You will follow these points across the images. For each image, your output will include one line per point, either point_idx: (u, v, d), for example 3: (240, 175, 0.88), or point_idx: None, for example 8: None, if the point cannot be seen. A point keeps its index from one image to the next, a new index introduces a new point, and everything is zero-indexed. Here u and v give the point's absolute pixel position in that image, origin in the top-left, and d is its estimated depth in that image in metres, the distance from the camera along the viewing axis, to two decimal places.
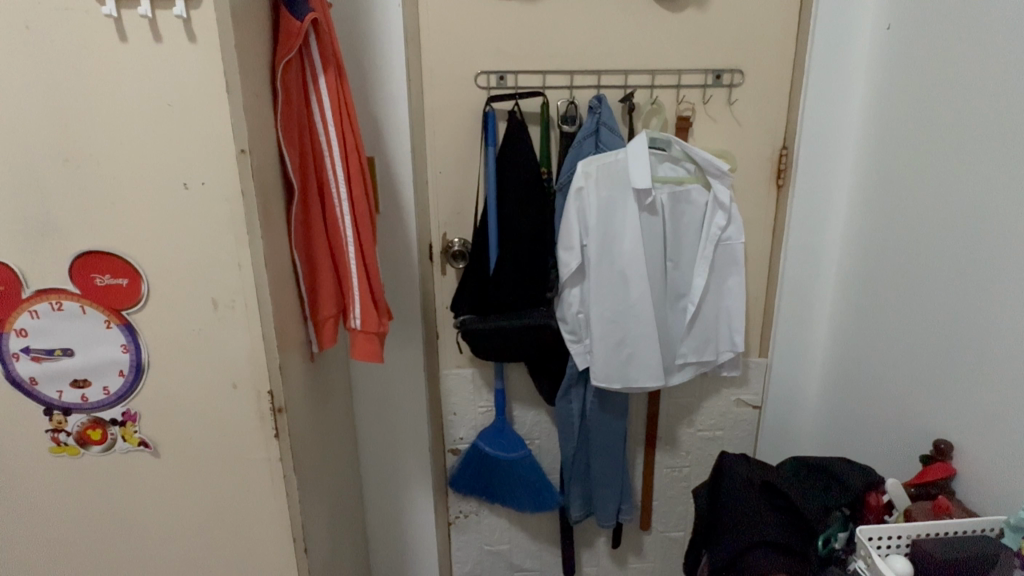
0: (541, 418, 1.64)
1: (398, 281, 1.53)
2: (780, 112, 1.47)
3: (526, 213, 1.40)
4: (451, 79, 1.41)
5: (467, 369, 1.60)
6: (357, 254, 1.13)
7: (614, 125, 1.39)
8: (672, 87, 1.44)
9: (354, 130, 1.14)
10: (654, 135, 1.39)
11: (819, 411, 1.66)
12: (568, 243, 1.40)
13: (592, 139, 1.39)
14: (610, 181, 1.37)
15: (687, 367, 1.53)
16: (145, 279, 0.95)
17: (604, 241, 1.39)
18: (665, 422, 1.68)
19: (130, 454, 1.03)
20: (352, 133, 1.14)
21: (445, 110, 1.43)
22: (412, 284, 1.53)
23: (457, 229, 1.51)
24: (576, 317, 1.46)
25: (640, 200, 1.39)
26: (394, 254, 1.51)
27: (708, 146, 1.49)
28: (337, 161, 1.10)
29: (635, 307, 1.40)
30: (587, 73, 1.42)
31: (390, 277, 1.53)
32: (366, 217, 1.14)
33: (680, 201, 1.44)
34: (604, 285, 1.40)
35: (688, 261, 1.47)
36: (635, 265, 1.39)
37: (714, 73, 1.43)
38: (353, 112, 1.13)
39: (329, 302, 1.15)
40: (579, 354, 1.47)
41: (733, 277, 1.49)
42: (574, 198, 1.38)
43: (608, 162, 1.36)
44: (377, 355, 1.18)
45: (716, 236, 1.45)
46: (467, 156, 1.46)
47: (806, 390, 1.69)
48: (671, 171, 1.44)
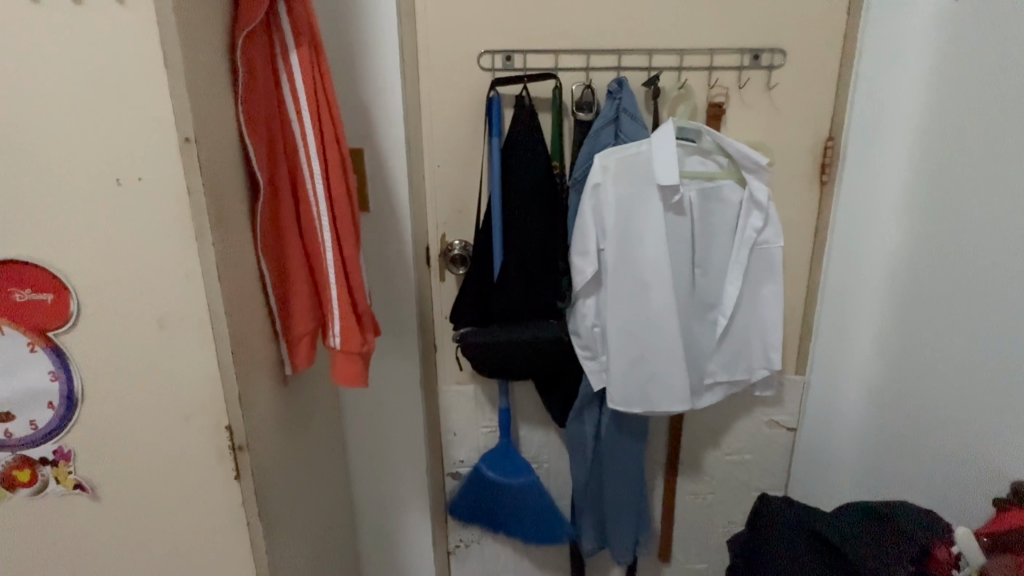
0: (551, 440, 1.47)
1: (391, 287, 1.36)
2: (826, 98, 1.28)
3: (533, 213, 1.23)
4: (451, 59, 1.24)
5: (469, 385, 1.44)
6: (337, 261, 0.97)
7: (636, 112, 1.21)
8: (704, 68, 1.25)
9: (333, 116, 0.97)
10: (681, 124, 1.22)
11: (856, 440, 1.44)
12: (583, 246, 1.21)
13: (611, 128, 1.21)
14: (631, 176, 1.19)
15: (716, 387, 1.36)
16: (74, 295, 0.79)
17: (624, 246, 1.21)
18: (689, 445, 1.52)
19: (67, 497, 0.88)
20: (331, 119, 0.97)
21: (445, 93, 1.26)
22: (407, 290, 1.37)
23: (458, 229, 1.35)
24: (592, 331, 1.27)
25: (665, 199, 1.22)
26: (386, 257, 1.34)
27: (744, 137, 1.30)
28: (313, 153, 0.94)
29: (657, 319, 1.23)
30: (606, 52, 1.23)
31: (382, 282, 1.36)
32: (348, 217, 0.98)
33: (710, 198, 1.27)
34: (622, 294, 1.23)
35: (719, 267, 1.30)
36: (658, 272, 1.22)
37: (752, 53, 1.24)
38: (333, 95, 0.97)
39: (305, 318, 0.98)
40: (594, 373, 1.29)
41: (768, 284, 1.31)
42: (590, 195, 1.19)
43: (628, 154, 1.19)
44: (361, 380, 1.02)
45: (752, 239, 1.27)
46: (469, 147, 1.29)
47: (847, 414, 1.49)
48: (700, 165, 1.28)
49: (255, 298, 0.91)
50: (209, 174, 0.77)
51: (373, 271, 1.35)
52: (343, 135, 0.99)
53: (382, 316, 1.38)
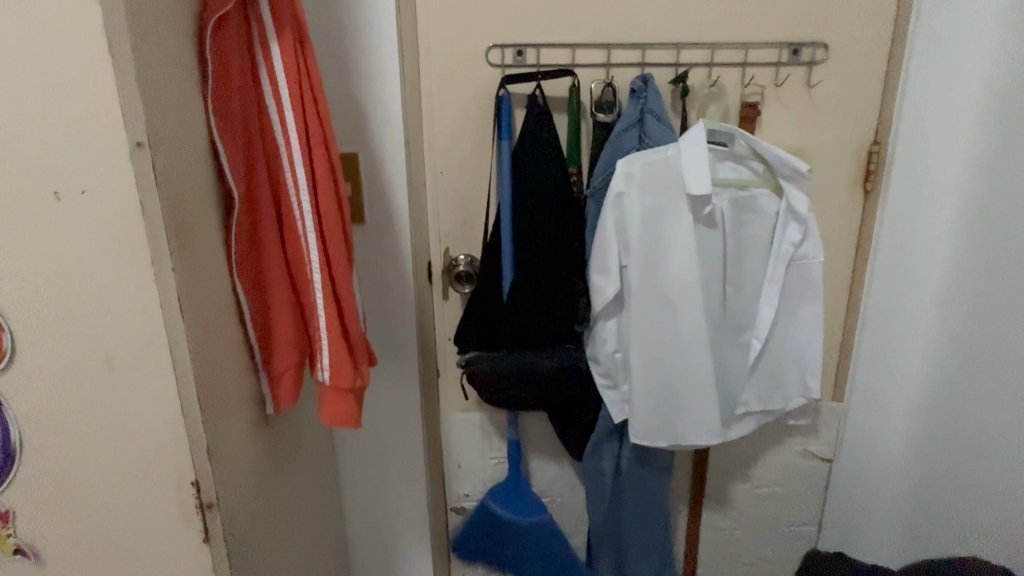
0: (564, 473, 1.34)
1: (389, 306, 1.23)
2: (873, 96, 1.15)
3: (548, 226, 1.10)
4: (457, 54, 1.11)
5: (475, 413, 1.30)
6: (324, 283, 0.84)
7: (663, 113, 1.08)
8: (738, 64, 1.12)
9: (321, 117, 0.85)
10: (712, 126, 1.09)
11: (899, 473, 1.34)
12: (604, 263, 1.08)
13: (636, 130, 1.08)
14: (657, 185, 1.07)
15: (749, 418, 1.23)
16: (7, 329, 0.66)
17: (649, 262, 1.08)
18: (715, 477, 1.39)
19: (9, 560, 0.75)
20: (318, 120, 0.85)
21: (450, 92, 1.13)
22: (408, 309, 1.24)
23: (463, 243, 1.22)
24: (613, 358, 1.14)
25: (695, 210, 1.09)
26: (384, 272, 1.21)
27: (781, 140, 1.18)
28: (297, 160, 0.81)
29: (686, 345, 1.11)
30: (630, 46, 1.11)
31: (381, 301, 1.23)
32: (338, 232, 0.85)
33: (743, 209, 1.14)
34: (647, 316, 1.10)
35: (753, 286, 1.17)
36: (687, 292, 1.09)
37: (791, 47, 1.12)
38: (321, 93, 0.84)
39: (289, 350, 0.85)
40: (615, 404, 1.16)
41: (807, 303, 1.18)
42: (612, 206, 1.07)
43: (655, 161, 1.06)
44: (353, 420, 0.89)
45: (789, 254, 1.15)
46: (476, 152, 1.16)
47: (888, 445, 1.35)
48: (732, 172, 1.15)
49: (228, 328, 0.78)
50: (171, 184, 0.65)
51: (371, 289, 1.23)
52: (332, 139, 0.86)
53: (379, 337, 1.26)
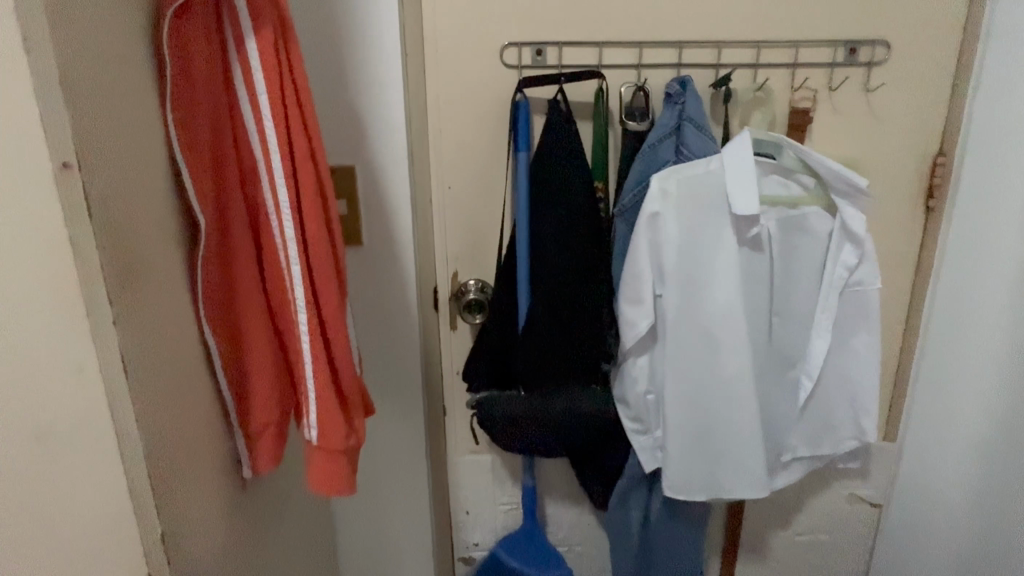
0: (584, 521, 1.20)
1: (389, 339, 1.06)
2: (939, 101, 1.01)
3: (572, 250, 0.96)
4: (468, 54, 0.98)
5: (485, 455, 1.17)
6: (312, 326, 0.71)
7: (703, 121, 0.95)
8: (787, 65, 0.98)
9: (309, 127, 0.71)
10: (759, 136, 0.96)
11: (959, 541, 1.10)
12: (636, 294, 0.94)
13: (672, 141, 0.94)
14: (697, 203, 0.93)
15: (796, 463, 1.10)
16: None
17: (687, 292, 0.95)
18: (751, 524, 1.25)
19: None
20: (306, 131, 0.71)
21: (460, 97, 1.00)
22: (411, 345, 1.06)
23: (473, 266, 1.08)
24: (645, 400, 1.00)
25: (739, 232, 0.96)
26: (384, 302, 1.04)
27: (835, 150, 1.03)
28: (279, 179, 0.68)
29: (728, 385, 0.97)
30: (665, 44, 0.97)
31: (378, 333, 1.05)
32: (329, 265, 0.71)
33: (792, 229, 1.01)
34: (684, 354, 0.96)
35: (802, 316, 1.04)
36: (730, 326, 0.95)
37: (848, 45, 0.98)
38: (309, 99, 0.71)
39: (269, 405, 0.72)
40: (646, 450, 1.02)
41: (862, 335, 1.04)
42: (646, 228, 0.93)
43: (694, 175, 0.93)
44: (346, 485, 0.75)
45: (842, 281, 1.01)
46: (488, 165, 1.03)
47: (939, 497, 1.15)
48: (780, 188, 1.01)
49: (193, 383, 0.65)
50: (111, 214, 0.51)
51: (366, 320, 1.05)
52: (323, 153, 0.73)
53: (377, 377, 1.08)
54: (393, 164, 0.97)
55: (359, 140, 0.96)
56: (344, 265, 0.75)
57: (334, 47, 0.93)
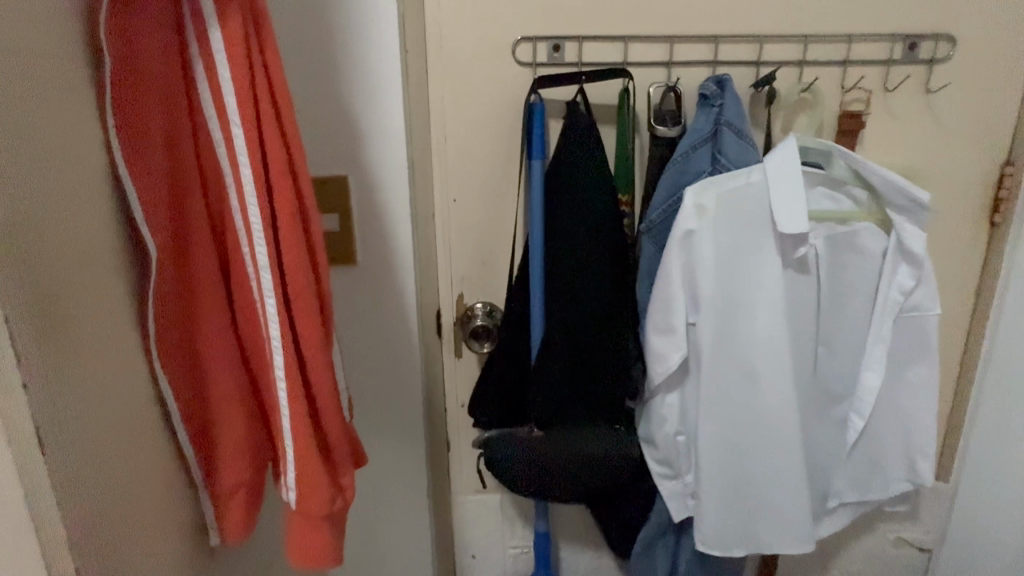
0: (602, 567, 1.09)
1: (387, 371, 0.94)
2: (1010, 103, 0.88)
3: (593, 273, 0.85)
4: (476, 51, 0.88)
5: (493, 494, 1.06)
6: (289, 372, 0.60)
7: (744, 126, 0.83)
8: (838, 62, 0.87)
9: (288, 136, 0.59)
10: (807, 143, 0.84)
11: None
12: (667, 324, 0.83)
13: (709, 148, 0.82)
14: (737, 220, 0.82)
15: (842, 509, 0.98)
16: None
17: (725, 321, 0.83)
18: (786, 569, 1.14)
19: None
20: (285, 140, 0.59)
21: (467, 100, 0.89)
22: (406, 375, 0.94)
23: (481, 287, 0.97)
24: (675, 441, 0.89)
25: (784, 253, 0.84)
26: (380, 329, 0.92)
27: (890, 159, 0.92)
28: (251, 198, 0.57)
29: (769, 426, 0.86)
30: (699, 38, 0.86)
31: (374, 364, 0.93)
32: (310, 300, 0.60)
33: (841, 248, 0.89)
34: (721, 391, 0.85)
35: (852, 346, 0.92)
36: (773, 360, 0.84)
37: (908, 39, 0.86)
38: (290, 102, 0.58)
39: (240, 462, 0.61)
40: (675, 497, 0.90)
41: (918, 366, 0.92)
42: (679, 248, 0.81)
43: (733, 188, 0.81)
44: (329, 556, 0.64)
45: (896, 307, 0.89)
46: (498, 175, 0.92)
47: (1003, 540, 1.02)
48: (828, 202, 0.90)
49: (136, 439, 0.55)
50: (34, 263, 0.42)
51: (360, 351, 0.93)
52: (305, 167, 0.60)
53: (374, 413, 0.95)
54: (392, 175, 0.86)
55: (353, 148, 0.85)
56: (330, 296, 0.64)
57: (324, 42, 0.82)
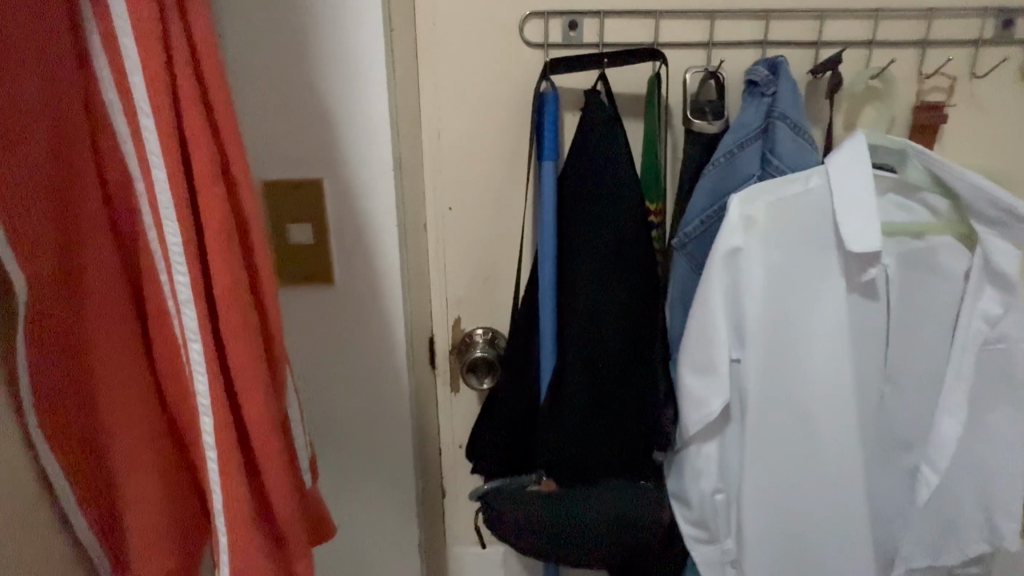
0: None
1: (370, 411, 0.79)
2: None
3: (615, 297, 0.71)
4: (477, 31, 0.73)
5: (495, 546, 0.92)
6: (223, 438, 0.46)
7: (802, 120, 0.68)
8: (915, 43, 0.71)
9: (220, 129, 0.46)
10: (877, 140, 0.69)
11: None
12: (708, 360, 0.67)
13: (759, 146, 0.67)
14: (792, 234, 0.67)
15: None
16: None
17: (776, 357, 0.68)
18: None
19: None
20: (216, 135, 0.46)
21: (465, 89, 0.75)
22: (391, 414, 0.79)
23: (481, 310, 0.83)
24: (712, 501, 0.73)
25: (849, 276, 0.69)
26: (358, 362, 0.78)
27: (972, 161, 0.76)
28: (170, 213, 0.43)
29: (826, 482, 0.71)
30: (747, 14, 0.71)
31: (354, 400, 0.79)
32: (250, 341, 0.46)
33: (915, 268, 0.74)
34: (770, 443, 0.70)
35: (925, 385, 0.76)
36: (833, 403, 0.69)
37: (1002, 14, 0.70)
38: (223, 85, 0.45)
39: (159, 550, 0.47)
40: (712, 565, 0.75)
41: (999, 409, 0.73)
42: (722, 267, 0.66)
43: (789, 196, 0.66)
44: None
45: (980, 337, 0.72)
46: (502, 179, 0.78)
47: None
48: (899, 212, 0.75)
49: (5, 532, 0.41)
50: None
51: (338, 387, 0.79)
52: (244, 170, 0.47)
53: (355, 459, 0.81)
54: (375, 179, 0.72)
55: (327, 147, 0.71)
56: (279, 334, 0.50)
57: (293, 17, 0.67)
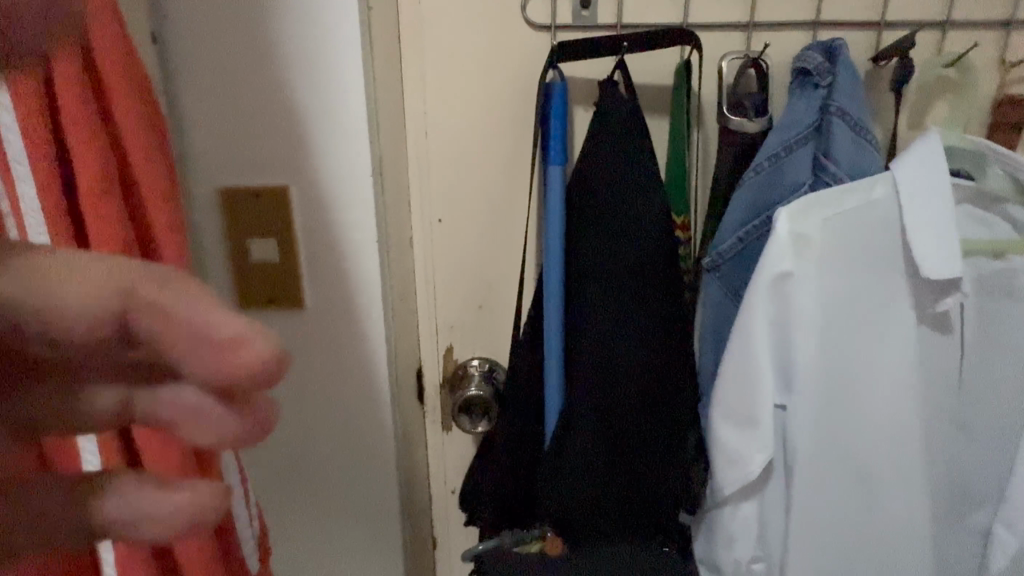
0: None
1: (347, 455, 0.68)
2: None
3: (634, 330, 0.59)
4: (472, 10, 0.62)
5: None
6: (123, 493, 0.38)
7: (864, 117, 0.56)
8: (1000, 24, 0.59)
9: (121, 136, 0.38)
10: (952, 141, 0.57)
11: None
12: (748, 410, 0.55)
13: (810, 148, 0.55)
14: (852, 256, 0.55)
15: None
16: None
17: (833, 405, 0.56)
18: None
19: None
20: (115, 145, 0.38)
21: (458, 79, 0.64)
22: (370, 458, 0.68)
23: (477, 336, 0.72)
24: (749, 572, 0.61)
25: (918, 306, 0.57)
26: (333, 399, 0.67)
27: None
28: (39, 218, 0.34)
29: (886, 551, 0.59)
30: None
31: (328, 442, 0.68)
32: None
33: (996, 295, 0.61)
34: (824, 507, 0.58)
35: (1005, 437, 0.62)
36: (895, 458, 0.58)
37: None
38: (126, 82, 0.37)
39: None
40: None
41: None
42: (768, 297, 0.54)
43: (850, 210, 0.54)
44: None
45: None
46: (503, 184, 0.67)
47: None
48: (978, 228, 0.62)
49: None
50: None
51: (309, 426, 0.68)
52: (155, 185, 0.39)
53: (329, 510, 0.70)
54: (349, 184, 0.61)
55: (293, 146, 0.60)
56: None
57: None
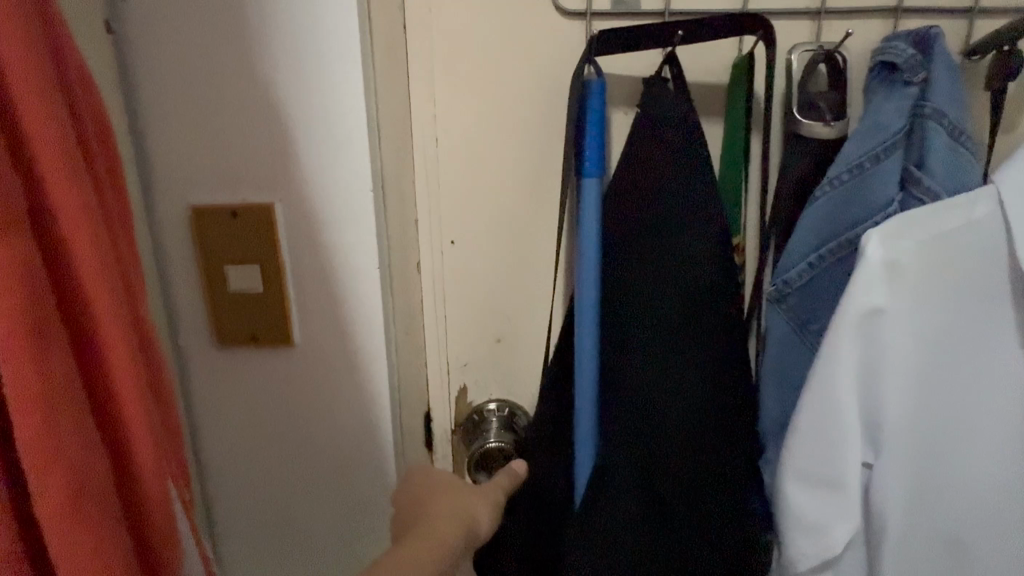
0: None
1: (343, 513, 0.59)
2: None
3: (686, 373, 0.49)
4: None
5: None
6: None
7: (964, 120, 0.46)
8: None
9: (36, 162, 0.30)
10: None
11: None
12: (831, 470, 0.46)
13: (900, 158, 0.46)
14: (952, 286, 0.46)
15: None
16: None
17: (924, 459, 0.48)
18: None
19: None
20: (26, 172, 0.30)
21: (475, 76, 0.54)
22: (373, 517, 0.59)
23: (495, 375, 0.62)
24: None
25: None
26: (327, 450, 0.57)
27: None
28: None
29: None
30: None
31: (322, 500, 0.59)
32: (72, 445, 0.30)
33: None
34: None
35: None
36: (1000, 524, 0.48)
37: None
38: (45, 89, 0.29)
39: None
40: None
41: None
42: (857, 336, 0.45)
43: (952, 232, 0.45)
44: None
45: None
46: (526, 200, 0.57)
47: None
48: None
49: None
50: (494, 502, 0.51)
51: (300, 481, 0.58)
52: (81, 223, 0.31)
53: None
54: (349, 204, 0.51)
55: (278, 157, 0.50)
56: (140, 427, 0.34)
57: None
